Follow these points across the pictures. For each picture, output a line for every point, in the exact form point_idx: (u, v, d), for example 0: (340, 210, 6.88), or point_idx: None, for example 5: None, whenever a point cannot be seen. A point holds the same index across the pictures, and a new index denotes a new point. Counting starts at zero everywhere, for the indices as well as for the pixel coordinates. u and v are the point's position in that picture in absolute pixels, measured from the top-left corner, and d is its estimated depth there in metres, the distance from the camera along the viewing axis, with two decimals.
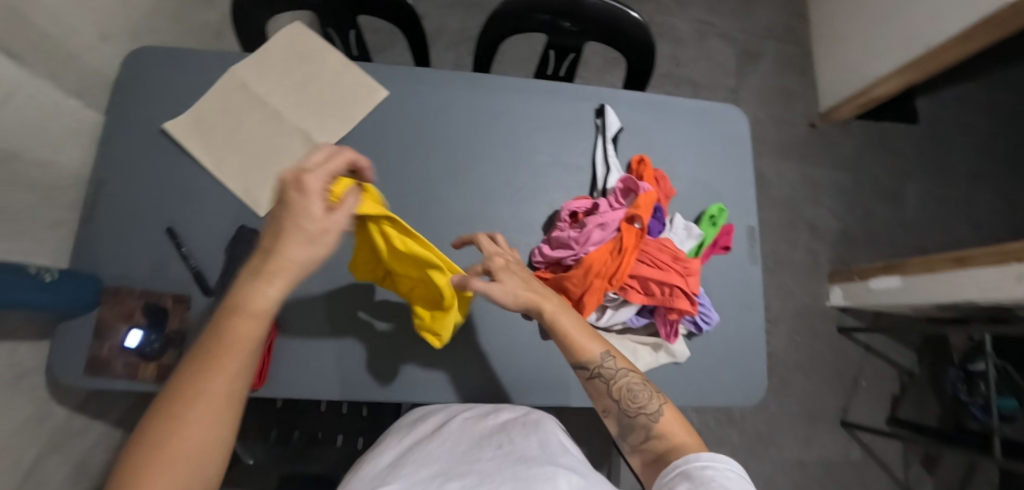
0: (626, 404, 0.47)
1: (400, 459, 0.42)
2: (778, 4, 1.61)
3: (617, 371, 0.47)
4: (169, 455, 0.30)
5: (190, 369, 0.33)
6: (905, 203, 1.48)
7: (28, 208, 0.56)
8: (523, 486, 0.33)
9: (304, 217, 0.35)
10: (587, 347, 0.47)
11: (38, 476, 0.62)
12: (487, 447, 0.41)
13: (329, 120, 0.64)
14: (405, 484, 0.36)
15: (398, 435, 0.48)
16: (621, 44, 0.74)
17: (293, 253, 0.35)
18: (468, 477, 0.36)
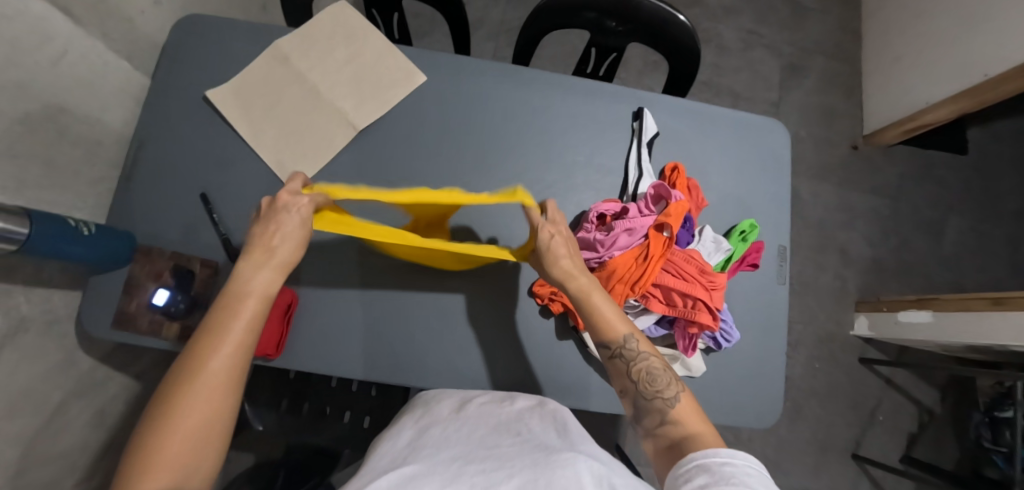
0: (644, 386, 0.47)
1: (418, 439, 0.41)
2: (831, 18, 1.55)
3: (639, 354, 0.48)
4: (178, 413, 0.36)
5: (194, 352, 0.39)
6: (944, 237, 1.42)
7: (72, 162, 0.58)
8: (543, 471, 0.33)
9: (290, 225, 0.46)
10: (613, 326, 0.48)
11: (61, 419, 0.65)
12: (506, 434, 0.41)
13: (365, 101, 0.64)
14: (425, 465, 0.36)
15: (414, 415, 0.48)
16: (666, 47, 0.72)
17: (282, 255, 0.45)
18: (488, 459, 0.36)
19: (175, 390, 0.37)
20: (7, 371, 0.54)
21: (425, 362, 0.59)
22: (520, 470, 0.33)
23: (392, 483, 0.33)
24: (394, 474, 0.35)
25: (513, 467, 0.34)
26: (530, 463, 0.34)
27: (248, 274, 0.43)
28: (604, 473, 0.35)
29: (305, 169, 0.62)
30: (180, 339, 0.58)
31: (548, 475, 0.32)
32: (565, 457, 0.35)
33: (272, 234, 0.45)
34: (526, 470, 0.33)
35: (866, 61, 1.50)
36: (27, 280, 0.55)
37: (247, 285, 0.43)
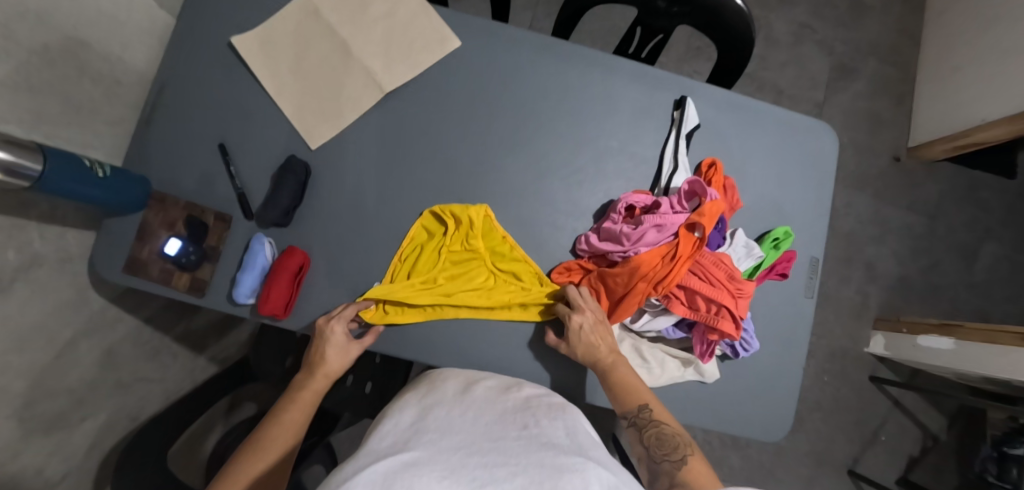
0: (654, 450, 0.49)
1: (419, 424, 0.38)
2: (890, 18, 1.45)
3: (651, 421, 0.50)
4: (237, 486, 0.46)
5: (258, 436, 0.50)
6: (977, 263, 1.36)
7: (91, 99, 0.56)
8: (548, 475, 0.31)
9: (331, 343, 0.53)
10: (632, 395, 0.52)
11: (71, 356, 0.66)
12: (513, 423, 0.39)
13: (395, 62, 0.61)
14: (426, 452, 0.33)
15: (417, 396, 0.45)
16: (719, 32, 0.67)
17: (332, 366, 0.54)
18: (493, 451, 0.34)
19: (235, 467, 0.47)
20: (18, 305, 0.54)
21: (434, 340, 0.58)
22: (524, 468, 0.32)
23: (390, 469, 0.30)
24: (392, 459, 0.32)
25: (517, 464, 0.32)
26: (536, 461, 0.33)
27: (306, 378, 0.54)
28: (611, 481, 0.33)
29: (328, 129, 0.59)
30: (190, 290, 0.57)
31: (554, 478, 0.30)
32: (572, 462, 0.33)
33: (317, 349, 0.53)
34: (530, 468, 0.32)
35: (922, 68, 1.41)
36: (41, 216, 0.54)
37: (304, 385, 0.54)
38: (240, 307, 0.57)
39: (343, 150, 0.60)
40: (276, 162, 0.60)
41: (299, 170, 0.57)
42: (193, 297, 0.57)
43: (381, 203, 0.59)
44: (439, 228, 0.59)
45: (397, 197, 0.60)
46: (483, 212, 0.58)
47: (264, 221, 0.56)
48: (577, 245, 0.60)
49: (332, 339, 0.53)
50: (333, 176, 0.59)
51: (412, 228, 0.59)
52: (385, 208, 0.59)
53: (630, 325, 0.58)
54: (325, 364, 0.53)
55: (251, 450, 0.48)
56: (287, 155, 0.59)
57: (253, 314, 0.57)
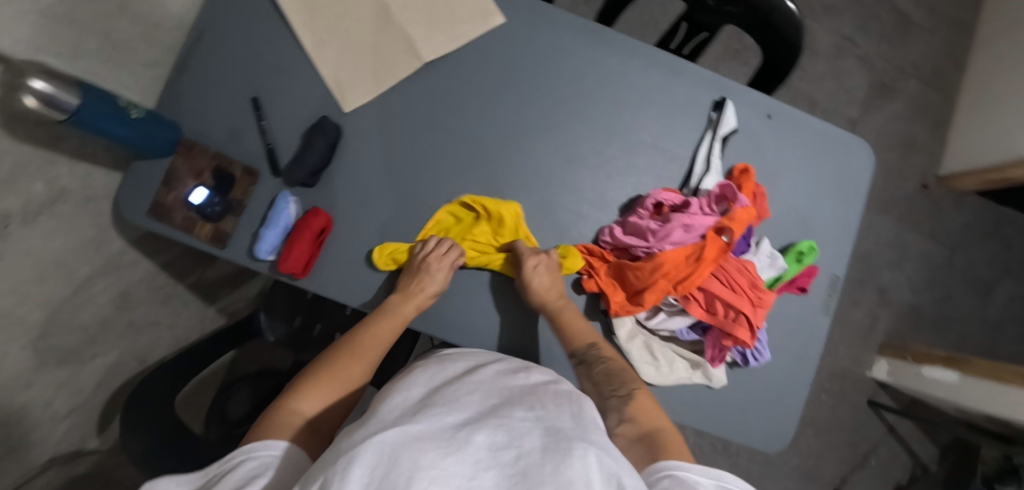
0: (603, 386, 0.52)
1: (430, 397, 0.34)
2: (938, 40, 1.41)
3: (600, 359, 0.54)
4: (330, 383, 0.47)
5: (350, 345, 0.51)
6: (991, 300, 1.36)
7: (129, 39, 0.56)
8: (550, 459, 0.26)
9: (430, 277, 0.54)
10: (581, 335, 0.55)
11: (86, 293, 0.66)
12: (518, 402, 0.33)
13: (436, 31, 0.60)
14: (432, 428, 0.28)
15: (426, 371, 0.40)
16: (766, 36, 0.66)
17: (425, 298, 0.54)
18: (496, 428, 0.29)
19: (328, 367, 0.48)
20: (40, 238, 0.54)
21: (449, 314, 0.58)
22: (526, 452, 0.27)
23: (395, 443, 0.26)
24: (399, 429, 0.28)
25: (521, 447, 0.28)
26: (538, 444, 0.28)
27: (396, 303, 0.54)
28: (614, 471, 0.28)
29: (362, 92, 0.59)
30: (212, 241, 0.57)
31: (555, 462, 0.26)
32: (574, 445, 0.28)
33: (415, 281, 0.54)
34: (532, 453, 0.27)
35: (963, 93, 1.37)
36: (70, 151, 0.54)
37: (395, 309, 0.54)
38: (259, 263, 0.57)
39: (377, 115, 0.59)
40: (308, 120, 0.60)
41: (330, 132, 0.57)
42: (215, 248, 0.56)
43: (409, 173, 0.59)
44: (465, 214, 0.59)
45: (426, 169, 0.59)
46: (515, 211, 0.58)
47: (290, 179, 0.56)
48: (599, 236, 0.60)
49: (434, 275, 0.54)
50: (364, 140, 0.59)
51: (436, 216, 0.59)
52: (413, 179, 0.59)
53: (644, 322, 0.58)
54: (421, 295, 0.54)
55: (346, 353, 0.50)
56: (320, 115, 0.59)
57: (272, 271, 0.57)
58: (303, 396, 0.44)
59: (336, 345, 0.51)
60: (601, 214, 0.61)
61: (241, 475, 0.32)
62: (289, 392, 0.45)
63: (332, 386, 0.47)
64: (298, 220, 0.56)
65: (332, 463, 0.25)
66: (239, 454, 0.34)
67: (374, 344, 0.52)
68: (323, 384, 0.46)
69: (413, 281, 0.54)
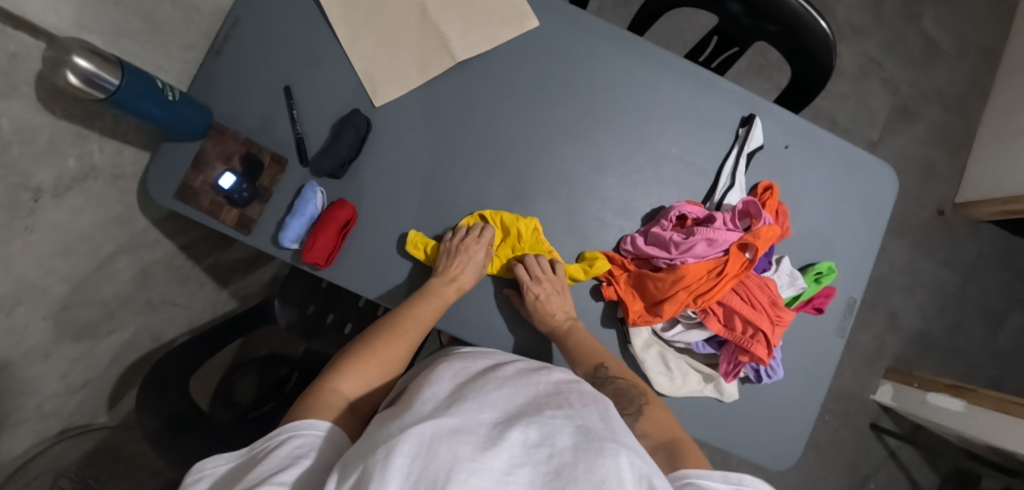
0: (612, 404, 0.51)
1: (460, 391, 0.34)
2: (963, 67, 1.40)
3: (609, 377, 0.53)
4: (372, 362, 0.48)
5: (391, 326, 0.52)
6: (1000, 331, 1.36)
7: (169, 22, 0.56)
8: (584, 457, 0.27)
9: (471, 260, 0.55)
10: (586, 357, 0.54)
11: (108, 270, 0.67)
12: (547, 401, 0.34)
13: (471, 31, 0.60)
14: (467, 423, 0.29)
15: (452, 366, 0.41)
16: (798, 56, 0.66)
17: (465, 281, 0.55)
18: (529, 424, 0.29)
19: (369, 348, 0.49)
20: (69, 212, 0.55)
21: (467, 313, 0.58)
22: (559, 449, 0.27)
23: (434, 435, 0.26)
24: (436, 421, 0.28)
25: (555, 444, 0.28)
26: (570, 442, 0.28)
27: (436, 286, 0.54)
28: (643, 472, 0.28)
29: (394, 87, 0.59)
30: (237, 226, 0.57)
31: (588, 461, 0.26)
32: (606, 445, 0.28)
33: (457, 266, 0.55)
34: (565, 450, 0.27)
35: (985, 123, 1.37)
36: (104, 129, 0.55)
37: (436, 292, 0.54)
38: (283, 251, 0.58)
39: (408, 112, 0.60)
40: (338, 113, 0.60)
41: (360, 125, 0.57)
42: (240, 234, 0.57)
43: (436, 170, 0.60)
44: None
45: (452, 168, 0.60)
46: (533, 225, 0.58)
47: (318, 170, 0.56)
48: (620, 244, 0.60)
49: (472, 258, 0.55)
50: (394, 136, 0.60)
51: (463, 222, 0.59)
52: (439, 177, 0.60)
53: (661, 333, 0.59)
54: (461, 279, 0.55)
55: (386, 334, 0.51)
56: (351, 108, 0.60)
57: (295, 260, 0.57)
58: (344, 375, 0.45)
59: (376, 325, 0.52)
60: (622, 223, 0.61)
61: (288, 452, 0.32)
62: (330, 371, 0.45)
63: (374, 365, 0.48)
64: (324, 211, 0.57)
65: (372, 452, 0.26)
66: (283, 432, 0.35)
67: (414, 326, 0.52)
68: (365, 364, 0.47)
69: (450, 265, 0.54)
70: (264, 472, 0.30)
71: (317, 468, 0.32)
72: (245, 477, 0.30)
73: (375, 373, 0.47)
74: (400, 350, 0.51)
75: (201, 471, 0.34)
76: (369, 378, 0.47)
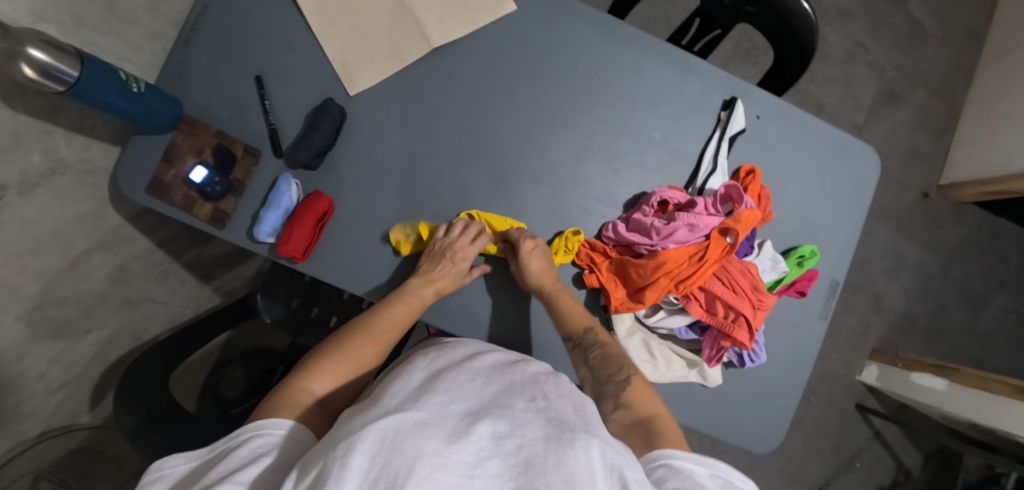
0: (599, 372, 0.52)
1: (431, 383, 0.34)
2: (948, 49, 1.40)
3: (595, 343, 0.54)
4: (344, 363, 0.47)
5: (366, 327, 0.51)
6: (982, 312, 1.38)
7: (133, 10, 0.54)
8: (553, 448, 0.26)
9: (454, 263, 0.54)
10: (577, 320, 0.55)
11: (83, 268, 0.65)
12: (519, 392, 0.33)
13: (447, 16, 0.59)
14: (434, 416, 0.28)
15: (425, 358, 0.40)
16: (781, 37, 0.65)
17: (447, 284, 0.54)
18: (499, 417, 0.29)
19: (342, 348, 0.48)
20: (37, 210, 0.54)
21: (448, 305, 0.58)
22: (529, 442, 0.27)
23: (398, 429, 0.26)
24: (402, 415, 0.27)
25: (524, 436, 0.27)
26: (540, 434, 0.28)
27: (416, 288, 0.54)
28: (616, 463, 0.28)
29: (368, 75, 0.58)
30: (211, 221, 0.56)
31: (558, 452, 0.26)
32: (577, 436, 0.28)
33: (438, 268, 0.54)
34: (535, 442, 0.27)
35: (969, 106, 1.37)
36: (69, 123, 0.53)
37: (416, 293, 0.53)
38: (259, 245, 0.56)
39: (384, 100, 0.58)
40: (312, 102, 0.59)
41: (335, 114, 0.56)
42: (214, 228, 0.55)
43: (414, 160, 0.58)
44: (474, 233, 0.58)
45: (431, 158, 0.59)
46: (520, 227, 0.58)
47: (293, 161, 0.55)
48: (602, 232, 0.60)
49: (456, 261, 0.54)
50: (370, 125, 0.58)
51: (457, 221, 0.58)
52: (418, 166, 0.58)
53: (644, 319, 0.59)
54: (444, 280, 0.54)
55: (362, 333, 0.50)
56: (325, 97, 0.58)
57: (272, 254, 0.56)
58: (318, 373, 0.44)
59: (352, 323, 0.51)
60: (605, 211, 0.61)
61: (247, 451, 0.32)
62: (304, 368, 0.44)
63: (346, 366, 0.47)
64: (300, 204, 0.55)
65: (333, 448, 0.25)
66: (246, 431, 0.34)
67: (391, 328, 0.51)
68: (336, 367, 0.46)
69: (434, 266, 0.54)
70: (221, 472, 0.30)
71: (280, 465, 0.31)
72: (202, 478, 0.29)
73: (349, 372, 0.47)
74: (375, 350, 0.50)
75: (161, 471, 0.33)
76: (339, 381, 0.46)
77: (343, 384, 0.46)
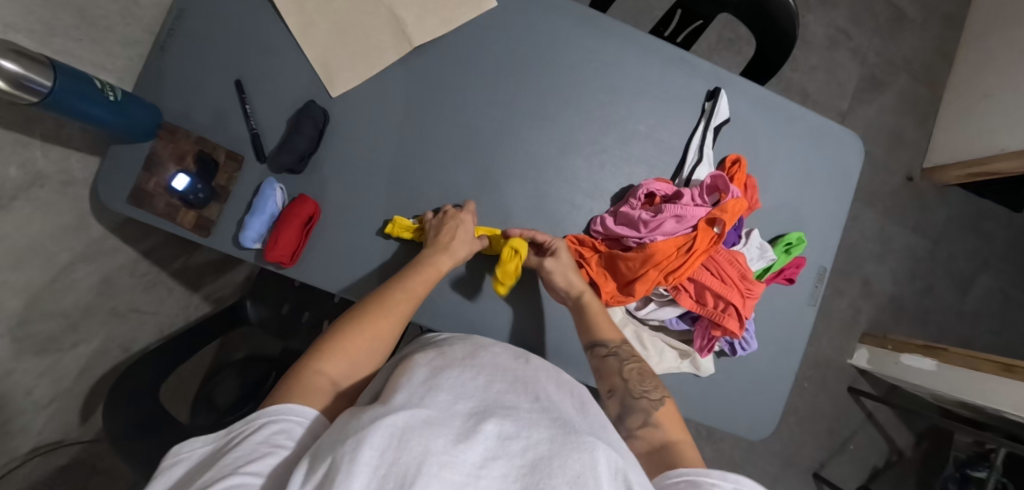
0: (634, 384, 0.49)
1: (436, 379, 0.33)
2: (928, 34, 1.42)
3: (630, 357, 0.52)
4: (360, 338, 0.45)
5: (378, 300, 0.49)
6: (969, 292, 1.41)
7: (106, 16, 0.53)
8: (558, 451, 0.26)
9: (462, 227, 0.54)
10: (611, 330, 0.53)
11: (65, 281, 0.64)
12: (521, 390, 0.33)
13: (427, 14, 0.58)
14: (440, 415, 0.28)
15: (429, 355, 0.39)
16: (763, 26, 0.65)
17: (457, 249, 0.53)
18: (504, 417, 0.29)
19: (357, 322, 0.46)
20: (16, 223, 0.52)
21: (440, 304, 0.57)
22: (534, 443, 0.27)
23: (406, 425, 0.25)
24: (409, 411, 0.27)
25: (530, 437, 0.27)
26: (545, 436, 0.28)
27: (428, 256, 0.52)
28: (619, 466, 0.28)
29: (350, 76, 0.57)
30: (195, 229, 0.55)
31: (564, 456, 0.26)
32: (582, 439, 0.28)
33: (447, 235, 0.53)
34: (541, 444, 0.27)
35: (950, 89, 1.39)
36: (45, 134, 0.52)
37: (428, 261, 0.52)
38: (245, 252, 0.55)
39: (367, 101, 0.58)
40: (295, 105, 0.58)
41: (317, 117, 0.55)
42: (198, 236, 0.55)
43: (400, 160, 0.58)
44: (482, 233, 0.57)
45: (416, 158, 0.58)
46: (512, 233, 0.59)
47: (276, 165, 0.54)
48: (591, 226, 0.60)
49: (460, 228, 0.54)
50: (353, 126, 0.58)
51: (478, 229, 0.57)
52: (404, 167, 0.58)
53: (634, 311, 0.59)
54: (454, 248, 0.53)
55: (375, 306, 0.48)
56: (307, 99, 0.57)
57: (259, 260, 0.55)
58: (333, 354, 0.43)
59: (366, 299, 0.49)
60: (593, 205, 0.61)
61: (260, 439, 0.30)
62: (318, 348, 0.43)
63: (362, 339, 0.45)
64: (285, 208, 0.55)
65: (341, 443, 0.25)
66: (261, 416, 0.33)
67: (404, 298, 0.49)
68: (352, 342, 0.44)
69: (442, 232, 0.53)
70: (237, 458, 0.28)
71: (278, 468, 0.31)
72: (218, 462, 0.28)
73: (367, 348, 0.45)
74: (391, 323, 0.47)
75: (179, 454, 0.32)
76: (356, 354, 0.44)
77: (362, 360, 0.45)
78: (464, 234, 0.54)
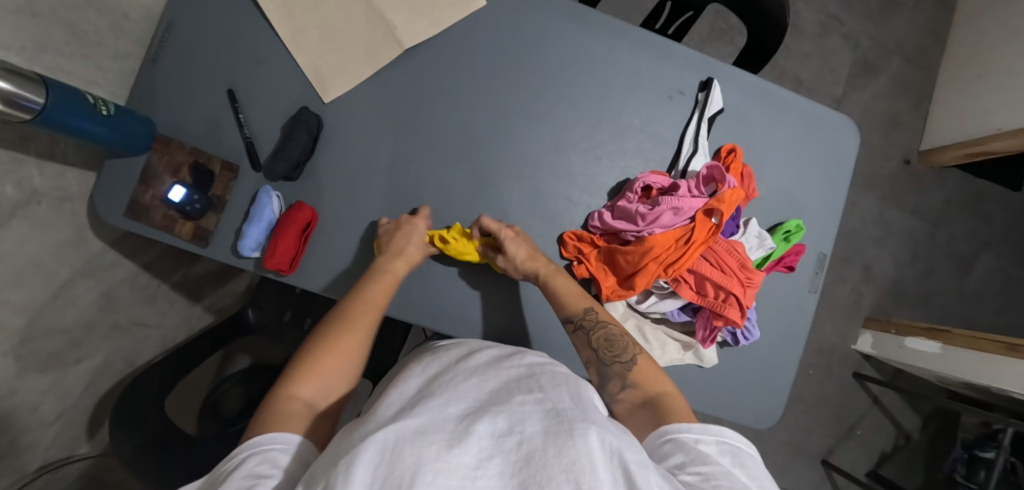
0: (603, 352, 0.50)
1: (427, 386, 0.33)
2: (920, 17, 1.41)
3: (597, 323, 0.52)
4: (331, 356, 0.44)
5: (340, 316, 0.48)
6: (970, 273, 1.41)
7: (97, 31, 0.53)
8: (553, 440, 0.26)
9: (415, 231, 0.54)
10: (573, 301, 0.53)
11: (66, 297, 0.64)
12: (516, 386, 0.33)
13: (416, 16, 0.58)
14: (432, 421, 0.28)
15: (421, 362, 0.39)
16: (753, 15, 0.65)
17: (413, 253, 0.53)
18: (498, 414, 0.29)
19: (324, 342, 0.45)
20: (15, 241, 0.53)
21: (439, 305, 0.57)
22: (527, 437, 0.26)
23: (399, 437, 0.26)
24: (401, 423, 0.27)
25: (524, 432, 0.27)
26: (539, 428, 0.27)
27: (384, 264, 0.52)
28: (615, 447, 0.28)
29: (342, 81, 0.57)
30: (194, 239, 0.55)
31: (558, 444, 0.25)
32: (576, 425, 0.27)
33: (401, 240, 0.53)
34: (535, 436, 0.26)
35: (945, 71, 1.39)
36: (41, 151, 0.52)
37: (387, 269, 0.52)
38: (244, 260, 0.55)
39: (359, 105, 0.58)
40: (288, 112, 0.58)
41: (310, 123, 0.55)
42: (196, 247, 0.55)
43: (395, 163, 0.58)
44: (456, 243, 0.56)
45: (411, 160, 0.58)
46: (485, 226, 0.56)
47: (272, 174, 0.54)
48: (589, 222, 0.60)
49: (410, 232, 0.54)
50: (346, 131, 0.58)
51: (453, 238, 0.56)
52: (399, 169, 0.58)
53: (636, 305, 0.59)
54: (409, 252, 0.53)
55: (341, 322, 0.47)
56: (300, 106, 0.57)
57: (258, 269, 0.55)
58: (301, 378, 0.42)
59: (329, 316, 0.49)
60: (590, 201, 0.61)
61: (243, 472, 0.30)
62: (288, 375, 0.42)
63: (332, 356, 0.44)
64: (282, 216, 0.55)
65: (336, 464, 0.25)
66: (245, 449, 0.33)
67: (367, 309, 0.49)
68: (323, 360, 0.44)
69: (394, 238, 0.53)
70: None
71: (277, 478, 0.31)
72: None
73: (339, 363, 0.44)
74: (358, 334, 0.47)
75: None
76: (329, 373, 0.43)
77: (337, 375, 0.44)
78: (417, 236, 0.54)
